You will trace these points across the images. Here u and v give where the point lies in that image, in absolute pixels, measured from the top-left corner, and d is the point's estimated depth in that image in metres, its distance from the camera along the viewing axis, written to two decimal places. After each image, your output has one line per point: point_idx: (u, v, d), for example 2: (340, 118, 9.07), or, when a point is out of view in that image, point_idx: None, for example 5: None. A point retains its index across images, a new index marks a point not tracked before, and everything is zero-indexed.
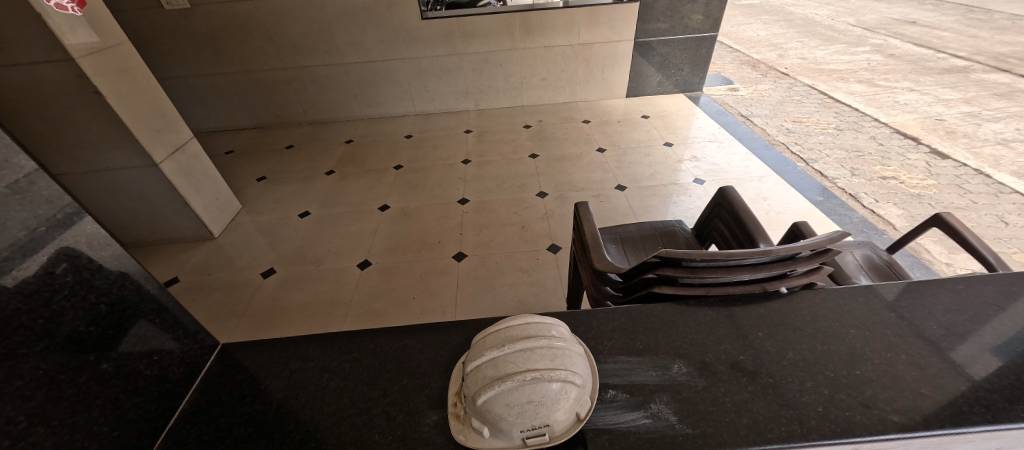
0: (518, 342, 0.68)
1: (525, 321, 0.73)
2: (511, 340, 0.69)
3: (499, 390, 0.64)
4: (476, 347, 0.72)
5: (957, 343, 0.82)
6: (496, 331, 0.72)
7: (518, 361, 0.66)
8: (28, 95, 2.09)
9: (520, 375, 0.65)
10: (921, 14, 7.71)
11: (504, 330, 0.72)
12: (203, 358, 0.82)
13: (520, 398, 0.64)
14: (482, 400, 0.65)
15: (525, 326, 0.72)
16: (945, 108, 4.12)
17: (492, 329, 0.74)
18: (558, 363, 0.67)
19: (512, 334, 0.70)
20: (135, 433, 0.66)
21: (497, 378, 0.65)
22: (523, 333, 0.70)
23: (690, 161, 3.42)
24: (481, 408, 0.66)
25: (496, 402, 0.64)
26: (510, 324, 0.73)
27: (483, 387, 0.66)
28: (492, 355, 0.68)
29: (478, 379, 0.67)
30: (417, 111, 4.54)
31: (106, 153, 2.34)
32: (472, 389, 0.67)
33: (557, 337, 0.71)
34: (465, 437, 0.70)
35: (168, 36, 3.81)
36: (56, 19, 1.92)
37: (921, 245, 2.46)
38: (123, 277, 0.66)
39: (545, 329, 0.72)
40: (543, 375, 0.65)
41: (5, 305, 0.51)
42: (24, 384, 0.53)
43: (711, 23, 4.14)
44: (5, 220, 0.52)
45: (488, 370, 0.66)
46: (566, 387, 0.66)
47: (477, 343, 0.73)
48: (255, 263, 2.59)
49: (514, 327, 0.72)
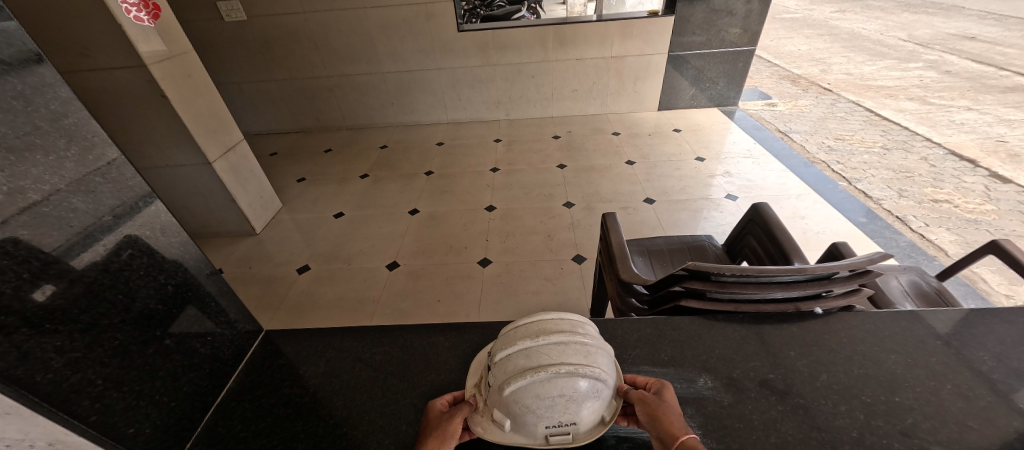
0: (551, 336, 0.69)
1: (558, 317, 0.74)
2: (546, 333, 0.70)
3: (532, 380, 0.65)
4: (506, 338, 0.73)
5: (1011, 377, 0.77)
6: (528, 324, 0.73)
7: (552, 353, 0.67)
8: (107, 97, 2.31)
9: (555, 367, 0.66)
10: (981, 29, 7.26)
11: (537, 323, 0.73)
12: (249, 342, 0.87)
13: (549, 391, 0.65)
14: (510, 390, 0.66)
15: (558, 322, 0.73)
16: (1008, 128, 3.86)
17: (525, 320, 0.75)
18: (590, 360, 0.68)
19: (545, 329, 0.71)
20: (189, 406, 0.72)
21: (531, 367, 0.66)
22: (557, 328, 0.72)
23: (723, 176, 3.35)
24: (508, 398, 0.66)
25: (526, 392, 0.65)
26: (544, 318, 0.74)
27: (514, 376, 0.66)
28: (526, 346, 0.69)
29: (509, 367, 0.67)
30: (450, 118, 4.66)
31: (168, 151, 2.53)
32: (500, 378, 0.68)
33: (589, 336, 0.72)
34: (483, 429, 0.70)
35: (226, 45, 4.10)
36: (133, 29, 2.11)
37: (977, 274, 2.31)
38: (187, 263, 0.73)
39: (578, 327, 0.73)
40: (576, 371, 0.66)
41: (92, 278, 0.58)
42: (103, 352, 0.59)
43: (750, 36, 4.06)
44: (99, 203, 0.59)
45: (520, 359, 0.67)
46: (597, 386, 0.67)
47: (507, 333, 0.75)
48: (291, 259, 2.71)
49: (548, 321, 0.73)
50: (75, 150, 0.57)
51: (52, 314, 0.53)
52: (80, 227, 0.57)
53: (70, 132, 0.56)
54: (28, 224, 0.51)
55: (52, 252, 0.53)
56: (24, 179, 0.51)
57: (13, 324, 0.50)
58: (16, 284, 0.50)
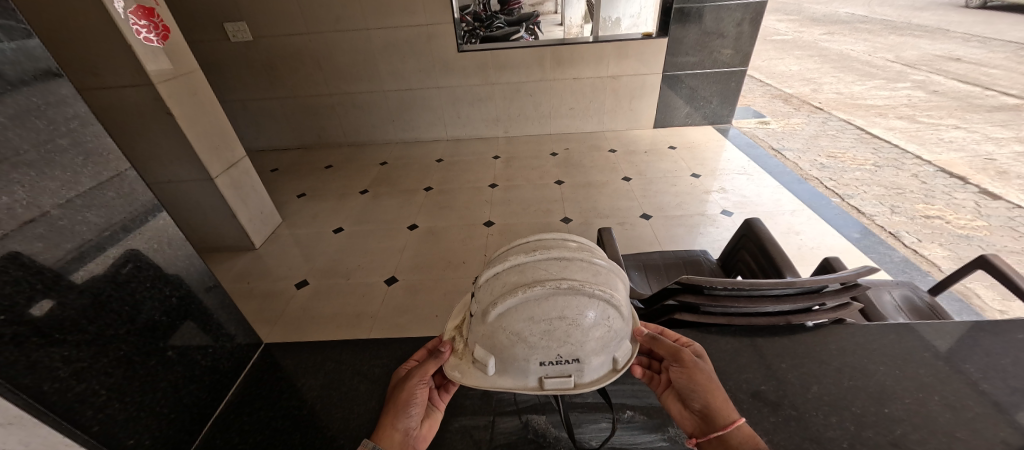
0: (551, 252, 0.71)
1: (558, 237, 0.77)
2: (546, 251, 0.71)
3: (529, 296, 0.67)
4: (503, 256, 0.75)
5: (998, 388, 0.79)
6: (528, 245, 0.75)
7: (552, 269, 0.69)
8: (113, 114, 2.36)
9: (554, 283, 0.67)
10: (966, 50, 7.47)
11: (537, 242, 0.76)
12: (249, 353, 0.88)
13: (547, 313, 0.67)
14: (504, 307, 0.68)
15: (559, 243, 0.75)
16: (995, 146, 3.94)
17: (527, 238, 0.78)
18: (596, 278, 0.70)
19: (544, 247, 0.74)
20: (188, 417, 0.72)
21: (526, 283, 0.68)
22: (557, 248, 0.73)
23: (718, 192, 3.40)
24: (500, 316, 0.68)
25: (521, 311, 0.67)
26: (544, 237, 0.77)
27: (509, 293, 0.68)
28: (522, 262, 0.70)
29: (505, 284, 0.69)
30: (449, 136, 4.73)
31: (170, 167, 2.56)
32: (493, 295, 0.69)
33: (596, 257, 0.74)
34: (460, 372, 0.74)
35: (230, 64, 4.18)
36: (141, 49, 2.17)
37: (970, 289, 2.33)
38: (187, 274, 0.75)
39: (583, 249, 0.75)
40: (580, 286, 0.67)
41: (98, 290, 0.59)
42: (108, 362, 0.60)
43: (742, 57, 4.17)
44: (105, 223, 0.62)
45: (514, 276, 0.69)
46: (601, 305, 0.69)
47: (505, 253, 0.77)
48: (291, 274, 2.72)
49: (547, 240, 0.76)
50: (90, 168, 0.60)
51: (60, 324, 0.55)
52: (87, 240, 0.59)
53: (88, 150, 0.59)
54: (39, 238, 0.53)
55: (56, 267, 0.54)
56: (41, 195, 0.54)
57: (23, 334, 0.51)
58: (23, 295, 0.51)
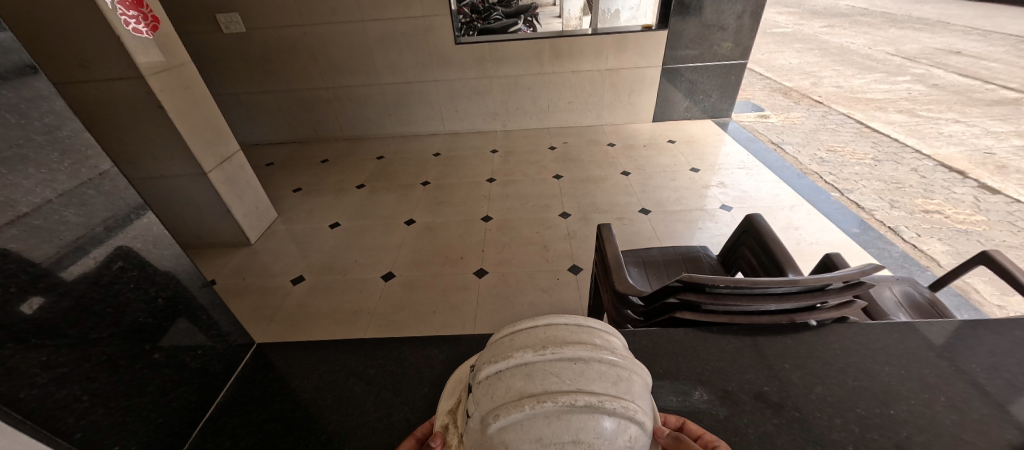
0: (564, 349, 0.52)
1: (573, 322, 0.58)
2: (556, 345, 0.52)
3: (535, 412, 0.46)
4: (500, 345, 0.56)
5: (1004, 389, 0.75)
6: (531, 333, 0.56)
7: (566, 375, 0.49)
8: (102, 107, 2.31)
9: (569, 396, 0.47)
10: (966, 43, 7.44)
11: (546, 328, 0.56)
12: (240, 355, 0.83)
13: (559, 437, 0.45)
14: (499, 424, 0.47)
15: (572, 331, 0.56)
16: (995, 141, 3.93)
17: (534, 321, 0.58)
18: (620, 389, 0.49)
19: (553, 338, 0.54)
20: (178, 421, 0.69)
21: (530, 394, 0.47)
22: (569, 338, 0.54)
23: (717, 187, 3.38)
24: (493, 437, 0.47)
25: (523, 432, 0.46)
26: (554, 322, 0.57)
27: (507, 404, 0.47)
28: (527, 360, 0.51)
29: (502, 390, 0.49)
30: (447, 130, 4.69)
31: (163, 163, 2.53)
32: (488, 403, 0.49)
33: (618, 355, 0.54)
34: None
35: (224, 57, 4.12)
36: (131, 41, 2.13)
37: (970, 284, 2.33)
38: (176, 276, 0.70)
39: (602, 342, 0.55)
40: (604, 403, 0.47)
41: (78, 293, 0.55)
42: (90, 366, 0.57)
43: (741, 50, 4.14)
44: (86, 221, 0.57)
45: (517, 379, 0.49)
46: (629, 429, 0.47)
47: (503, 338, 0.57)
48: (287, 270, 2.70)
49: (559, 327, 0.56)
50: (68, 164, 0.55)
51: (40, 328, 0.52)
52: (66, 237, 0.55)
53: (62, 142, 0.55)
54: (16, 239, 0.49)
55: (42, 264, 0.51)
56: (17, 193, 0.50)
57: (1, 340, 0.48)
58: (3, 297, 0.48)
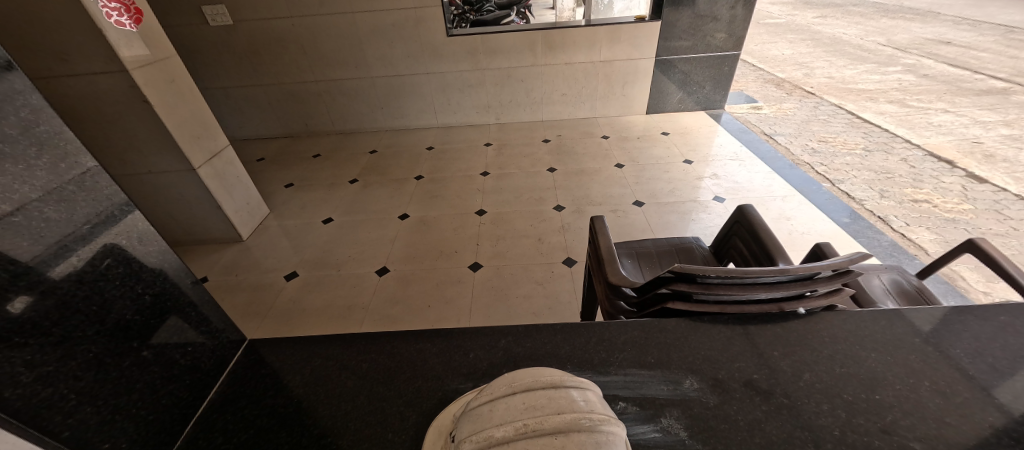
0: (544, 425, 0.47)
1: (550, 384, 0.52)
2: (534, 418, 0.48)
3: None
4: (475, 417, 0.51)
5: (991, 375, 0.74)
6: (507, 398, 0.51)
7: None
8: (86, 103, 2.27)
9: None
10: (956, 33, 7.48)
11: (523, 397, 0.51)
12: (231, 352, 0.79)
13: None
14: None
15: (550, 394, 0.51)
16: (983, 130, 3.97)
17: (510, 388, 0.52)
18: None
19: (529, 407, 0.49)
20: (169, 418, 0.65)
21: None
22: (548, 404, 0.49)
23: (711, 178, 3.39)
24: None
25: None
26: (532, 388, 0.52)
27: None
28: (502, 437, 0.46)
29: None
30: (440, 123, 4.66)
31: (150, 158, 2.49)
32: None
33: (596, 414, 0.50)
34: None
35: (211, 50, 4.05)
36: (114, 34, 2.08)
37: (956, 272, 2.37)
38: (163, 272, 0.65)
39: (577, 401, 0.51)
40: None
41: (59, 290, 0.51)
42: (76, 365, 0.53)
43: (734, 41, 4.13)
44: (72, 214, 0.53)
45: None
46: None
47: (478, 408, 0.52)
48: (279, 266, 2.68)
49: (538, 393, 0.51)
50: (47, 160, 0.51)
51: (23, 326, 0.48)
52: (59, 233, 0.51)
53: (43, 140, 0.50)
54: (12, 235, 0.46)
55: (30, 262, 0.48)
56: None
57: None
58: None
